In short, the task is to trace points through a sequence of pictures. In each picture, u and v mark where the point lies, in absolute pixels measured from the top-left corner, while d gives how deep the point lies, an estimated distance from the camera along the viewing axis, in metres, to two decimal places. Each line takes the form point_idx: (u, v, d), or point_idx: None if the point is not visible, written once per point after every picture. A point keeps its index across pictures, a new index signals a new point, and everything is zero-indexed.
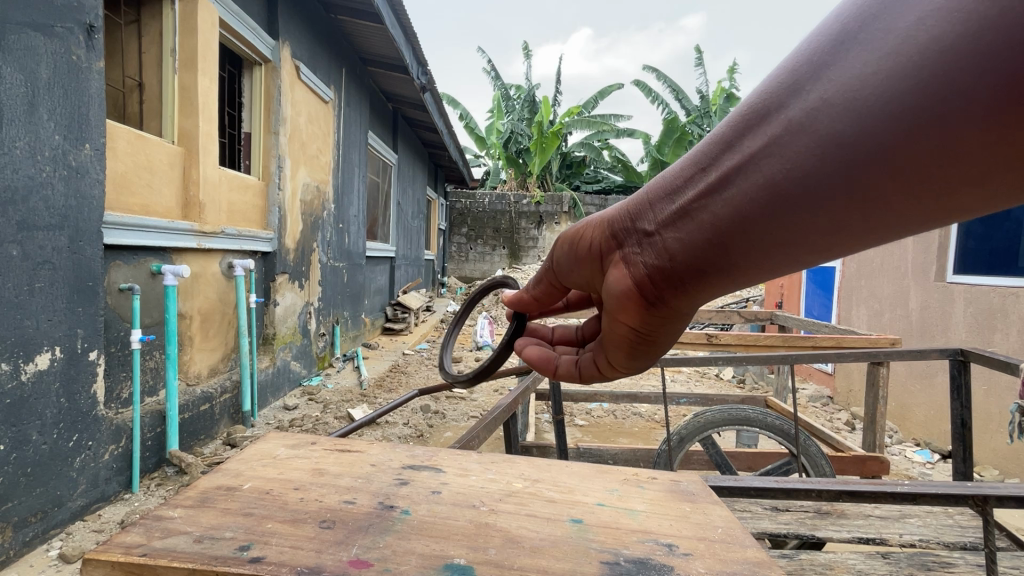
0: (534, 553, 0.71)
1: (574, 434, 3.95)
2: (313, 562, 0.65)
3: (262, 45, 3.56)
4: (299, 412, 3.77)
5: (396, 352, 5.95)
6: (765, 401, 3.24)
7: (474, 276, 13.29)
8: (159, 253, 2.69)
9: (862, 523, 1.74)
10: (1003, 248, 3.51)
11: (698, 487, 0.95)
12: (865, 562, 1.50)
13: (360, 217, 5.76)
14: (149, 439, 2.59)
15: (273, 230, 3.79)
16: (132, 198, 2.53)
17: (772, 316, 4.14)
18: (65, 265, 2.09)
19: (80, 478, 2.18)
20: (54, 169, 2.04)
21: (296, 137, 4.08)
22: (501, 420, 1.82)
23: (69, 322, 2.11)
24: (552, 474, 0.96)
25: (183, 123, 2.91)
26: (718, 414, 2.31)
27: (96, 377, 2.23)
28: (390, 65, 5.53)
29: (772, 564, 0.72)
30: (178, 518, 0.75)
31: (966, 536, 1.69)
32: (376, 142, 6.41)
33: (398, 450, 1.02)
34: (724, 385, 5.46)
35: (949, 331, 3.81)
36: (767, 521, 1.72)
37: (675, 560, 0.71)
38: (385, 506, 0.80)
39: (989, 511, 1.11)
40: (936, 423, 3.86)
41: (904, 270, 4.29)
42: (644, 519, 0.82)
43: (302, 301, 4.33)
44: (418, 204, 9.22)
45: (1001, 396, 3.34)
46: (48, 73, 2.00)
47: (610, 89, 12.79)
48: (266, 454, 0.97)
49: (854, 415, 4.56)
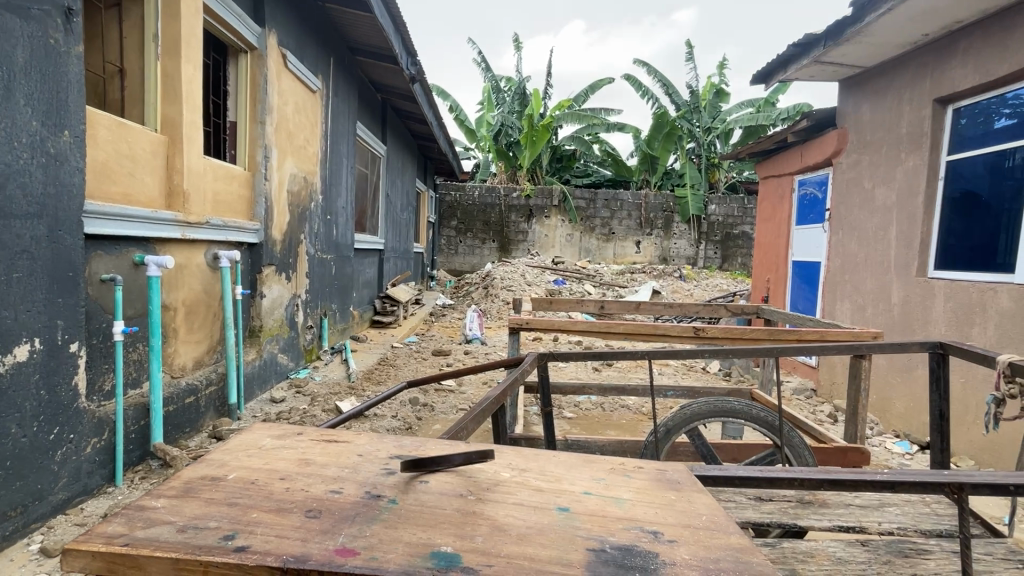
0: (520, 541, 0.71)
1: (563, 427, 3.96)
2: (299, 551, 0.65)
3: (247, 32, 3.48)
4: (286, 405, 3.75)
5: (384, 345, 5.92)
6: (750, 393, 3.29)
7: (463, 270, 13.24)
8: (142, 243, 2.64)
9: (842, 511, 1.78)
10: (982, 245, 3.61)
11: (683, 476, 0.97)
12: (846, 549, 1.53)
13: (348, 208, 5.70)
14: (132, 432, 2.54)
15: (259, 221, 3.74)
16: (113, 187, 2.48)
17: (758, 310, 4.17)
18: (44, 255, 2.05)
19: (61, 471, 2.14)
20: (32, 155, 1.99)
21: (282, 126, 4.01)
22: (489, 411, 1.81)
23: (48, 313, 2.06)
24: (540, 463, 0.96)
25: (165, 110, 2.85)
26: (705, 406, 2.32)
27: (76, 369, 2.19)
28: (379, 55, 5.45)
29: (754, 550, 0.74)
30: (161, 508, 0.74)
31: (942, 523, 1.75)
32: (363, 133, 6.33)
33: (385, 440, 1.01)
34: (711, 378, 5.52)
35: (929, 325, 3.89)
36: (751, 510, 1.75)
37: (659, 546, 0.72)
38: (372, 495, 0.80)
39: (964, 498, 1.13)
40: (916, 415, 3.94)
41: (886, 265, 4.36)
42: (631, 507, 0.82)
43: (289, 293, 4.29)
44: (406, 196, 9.12)
45: (978, 388, 3.43)
46: (24, 57, 1.94)
47: (601, 83, 12.74)
48: (251, 445, 0.96)
49: (837, 408, 4.65)
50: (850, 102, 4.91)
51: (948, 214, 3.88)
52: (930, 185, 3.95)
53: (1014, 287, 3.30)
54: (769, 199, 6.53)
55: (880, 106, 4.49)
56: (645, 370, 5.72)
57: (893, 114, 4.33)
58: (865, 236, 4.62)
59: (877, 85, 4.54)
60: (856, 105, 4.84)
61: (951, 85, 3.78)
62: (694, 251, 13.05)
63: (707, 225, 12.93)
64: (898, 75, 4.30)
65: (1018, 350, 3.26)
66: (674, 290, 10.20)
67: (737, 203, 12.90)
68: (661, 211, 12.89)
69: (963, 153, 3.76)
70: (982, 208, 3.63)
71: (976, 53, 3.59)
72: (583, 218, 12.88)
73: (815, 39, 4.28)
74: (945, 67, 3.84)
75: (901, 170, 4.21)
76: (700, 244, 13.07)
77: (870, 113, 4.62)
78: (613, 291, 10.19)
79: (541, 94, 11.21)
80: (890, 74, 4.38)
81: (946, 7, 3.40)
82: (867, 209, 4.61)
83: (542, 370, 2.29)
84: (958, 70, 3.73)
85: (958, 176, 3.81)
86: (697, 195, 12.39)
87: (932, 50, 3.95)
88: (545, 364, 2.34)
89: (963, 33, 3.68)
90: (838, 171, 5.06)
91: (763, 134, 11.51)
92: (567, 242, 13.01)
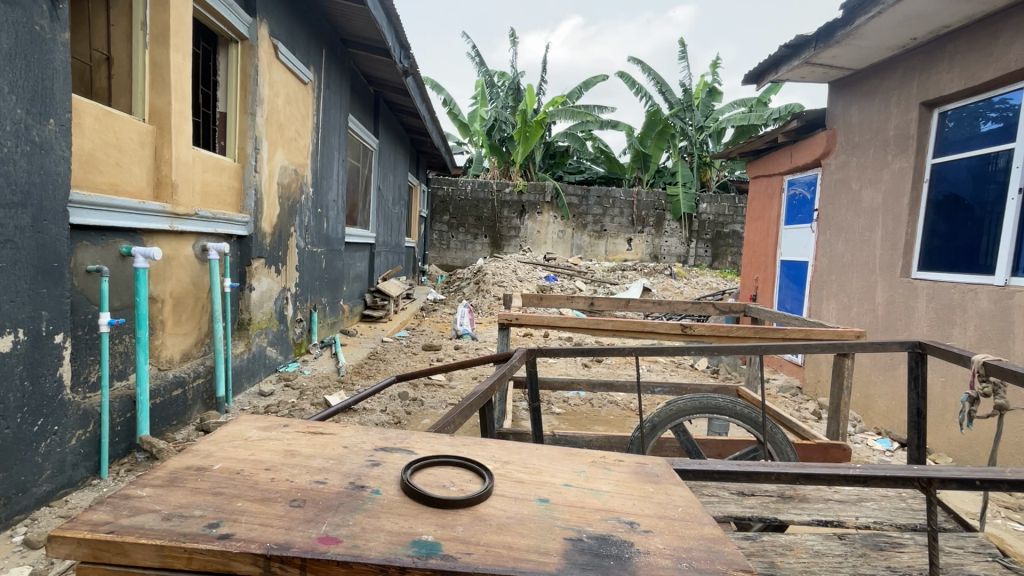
0: (500, 530, 0.74)
1: (552, 422, 4.00)
2: (282, 538, 0.67)
3: (238, 22, 3.44)
4: (275, 398, 3.74)
5: (374, 339, 5.90)
6: (736, 390, 3.33)
7: (454, 265, 13.23)
8: (129, 234, 2.61)
9: (821, 506, 1.82)
10: (966, 247, 3.67)
11: (662, 469, 0.99)
12: (823, 543, 1.57)
13: (339, 201, 5.67)
14: (117, 425, 2.52)
15: (249, 212, 3.72)
16: (100, 177, 2.46)
17: (746, 307, 4.20)
18: (28, 244, 2.02)
19: (45, 463, 2.13)
20: (16, 143, 1.97)
21: (273, 118, 3.99)
22: (478, 405, 1.82)
23: (32, 304, 2.05)
24: (521, 456, 0.98)
25: (153, 99, 2.81)
26: (689, 402, 2.35)
27: (60, 362, 2.18)
28: (371, 48, 5.40)
29: (726, 540, 0.76)
30: (146, 497, 0.76)
31: (917, 518, 1.81)
32: (354, 126, 6.29)
33: (371, 433, 1.02)
34: (698, 375, 5.60)
35: (912, 325, 3.96)
36: (733, 504, 1.79)
37: (635, 536, 0.75)
38: (356, 486, 0.81)
39: (933, 492, 1.15)
40: (896, 413, 4.03)
41: (872, 265, 4.43)
42: (608, 498, 0.85)
43: (279, 286, 4.29)
44: (399, 191, 9.07)
45: (956, 387, 3.51)
46: (8, 43, 1.91)
47: (595, 81, 12.69)
48: (237, 436, 0.97)
49: (821, 406, 4.75)
50: (840, 103, 4.96)
51: (933, 215, 3.95)
52: (914, 188, 4.02)
53: (994, 289, 3.37)
54: (760, 198, 6.59)
55: (869, 108, 4.54)
56: (634, 366, 5.78)
57: (881, 116, 4.39)
58: (852, 235, 4.68)
59: (867, 87, 4.59)
60: (845, 106, 4.89)
61: (937, 89, 3.84)
62: (685, 249, 13.17)
63: (699, 223, 13.04)
64: (887, 78, 4.35)
65: (996, 350, 3.34)
66: (665, 287, 10.30)
67: (727, 202, 13.01)
68: (652, 209, 12.95)
69: (948, 156, 3.82)
70: (965, 210, 3.69)
71: (962, 58, 3.64)
72: (575, 215, 12.92)
73: (806, 41, 4.32)
74: (932, 72, 3.89)
75: (888, 172, 4.27)
76: (690, 243, 13.17)
77: (859, 116, 4.68)
78: (603, 287, 10.24)
79: (535, 90, 11.20)
80: (879, 76, 4.43)
81: (934, 11, 3.44)
82: (854, 210, 4.67)
83: (531, 367, 2.30)
84: (944, 74, 3.78)
85: (942, 178, 3.88)
86: (689, 193, 12.46)
87: (920, 53, 4.00)
88: (534, 361, 2.35)
89: (951, 37, 3.73)
90: (827, 171, 5.12)
91: (755, 133, 11.61)
92: (560, 238, 13.04)
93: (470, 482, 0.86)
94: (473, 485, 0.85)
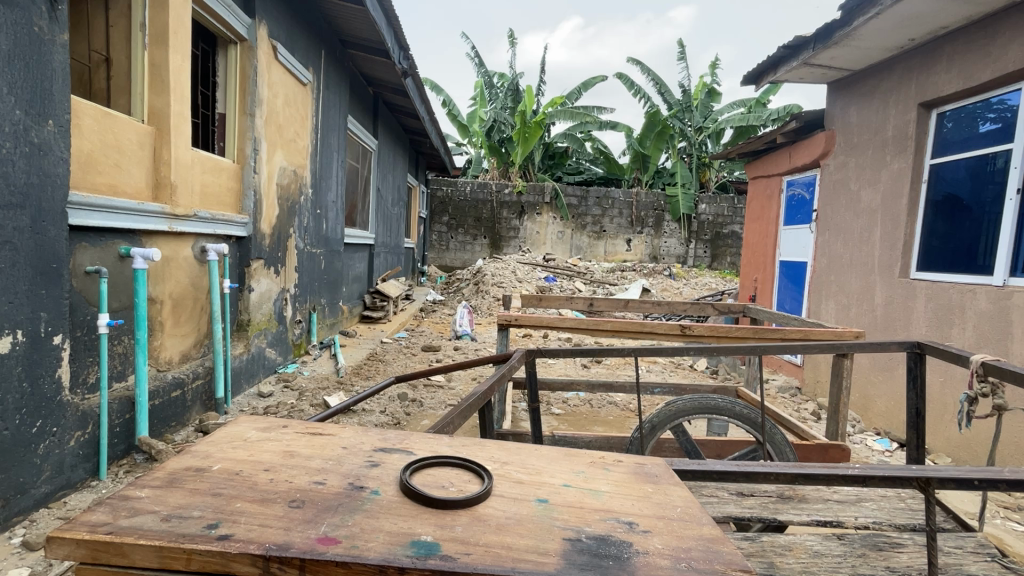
0: (499, 530, 0.74)
1: (552, 423, 4.00)
2: (281, 539, 0.67)
3: (237, 23, 3.44)
4: (274, 399, 3.74)
5: (374, 340, 5.90)
6: (735, 390, 3.33)
7: (454, 266, 13.24)
8: (128, 235, 2.60)
9: (821, 506, 1.83)
10: (965, 247, 3.67)
11: (661, 469, 0.99)
12: (822, 543, 1.57)
13: (338, 202, 5.67)
14: (116, 426, 2.52)
15: (248, 213, 3.71)
16: (99, 179, 2.46)
17: (745, 308, 4.19)
18: (27, 245, 2.02)
19: (44, 464, 2.12)
20: (15, 145, 1.97)
21: (273, 119, 3.99)
22: (478, 406, 1.82)
23: (32, 305, 2.05)
24: (520, 457, 0.98)
25: (152, 100, 2.81)
26: (687, 402, 2.35)
27: (59, 363, 2.18)
28: (371, 49, 5.41)
29: (724, 540, 0.76)
30: (145, 498, 0.76)
31: (916, 518, 1.81)
32: (354, 126, 6.29)
33: (370, 433, 1.02)
34: (698, 375, 5.60)
35: (911, 325, 3.97)
36: (732, 505, 1.79)
37: (634, 536, 0.75)
38: (355, 486, 0.82)
39: (931, 492, 1.15)
40: (895, 413, 4.04)
41: (871, 265, 4.43)
42: (607, 498, 0.85)
43: (278, 288, 4.28)
44: (398, 192, 9.07)
45: (955, 386, 3.52)
46: (7, 44, 1.91)
47: (594, 82, 12.71)
48: (236, 437, 0.97)
49: (820, 406, 4.75)
50: (839, 104, 4.97)
51: (932, 216, 3.95)
52: (913, 188, 4.03)
53: (993, 288, 3.36)
54: (759, 199, 6.59)
55: (867, 108, 4.55)
56: (633, 367, 5.78)
57: (879, 117, 4.40)
58: (852, 235, 4.68)
59: (865, 89, 4.60)
60: (844, 107, 4.89)
61: (935, 90, 3.84)
62: (684, 249, 13.19)
63: (698, 224, 13.04)
64: (885, 79, 4.36)
65: (995, 350, 3.34)
66: (664, 288, 10.29)
67: (727, 203, 12.99)
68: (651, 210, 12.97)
69: (947, 157, 3.83)
70: (964, 211, 3.70)
71: (960, 59, 3.65)
72: (574, 215, 12.92)
73: (805, 41, 4.31)
74: (931, 72, 3.90)
75: (886, 173, 4.28)
76: (689, 243, 13.17)
77: (857, 116, 4.69)
78: (603, 287, 10.25)
79: (535, 91, 11.22)
80: (878, 77, 4.45)
81: (932, 13, 3.46)
82: (853, 210, 4.68)
83: (530, 368, 2.29)
84: (942, 75, 3.79)
85: (941, 179, 3.89)
86: (688, 194, 12.46)
87: (919, 54, 4.01)
88: (534, 362, 2.35)
89: (949, 38, 3.75)
90: (826, 171, 5.12)
91: (753, 134, 11.62)
92: (559, 239, 13.04)
93: (468, 482, 0.86)
94: (470, 485, 0.85)
